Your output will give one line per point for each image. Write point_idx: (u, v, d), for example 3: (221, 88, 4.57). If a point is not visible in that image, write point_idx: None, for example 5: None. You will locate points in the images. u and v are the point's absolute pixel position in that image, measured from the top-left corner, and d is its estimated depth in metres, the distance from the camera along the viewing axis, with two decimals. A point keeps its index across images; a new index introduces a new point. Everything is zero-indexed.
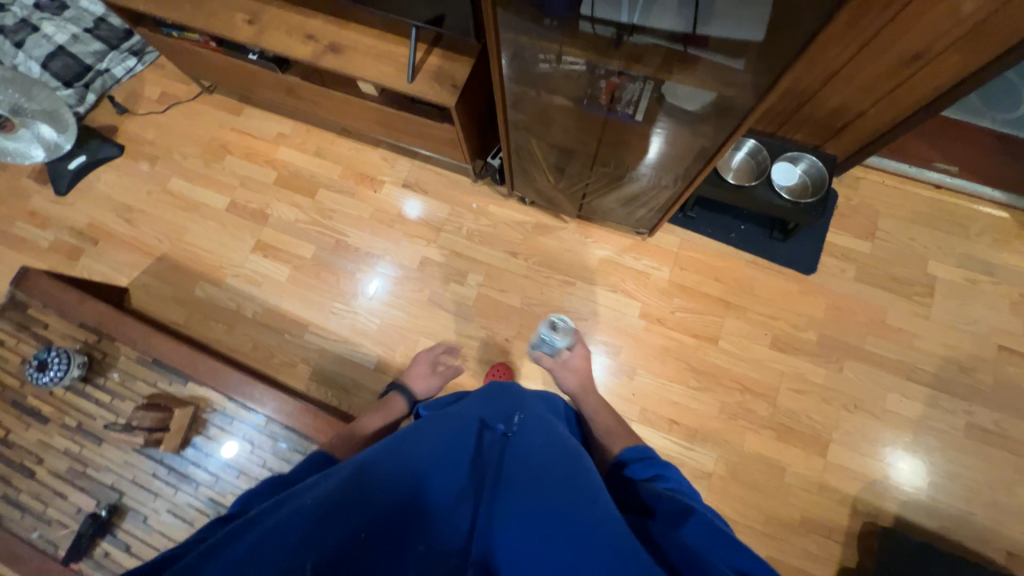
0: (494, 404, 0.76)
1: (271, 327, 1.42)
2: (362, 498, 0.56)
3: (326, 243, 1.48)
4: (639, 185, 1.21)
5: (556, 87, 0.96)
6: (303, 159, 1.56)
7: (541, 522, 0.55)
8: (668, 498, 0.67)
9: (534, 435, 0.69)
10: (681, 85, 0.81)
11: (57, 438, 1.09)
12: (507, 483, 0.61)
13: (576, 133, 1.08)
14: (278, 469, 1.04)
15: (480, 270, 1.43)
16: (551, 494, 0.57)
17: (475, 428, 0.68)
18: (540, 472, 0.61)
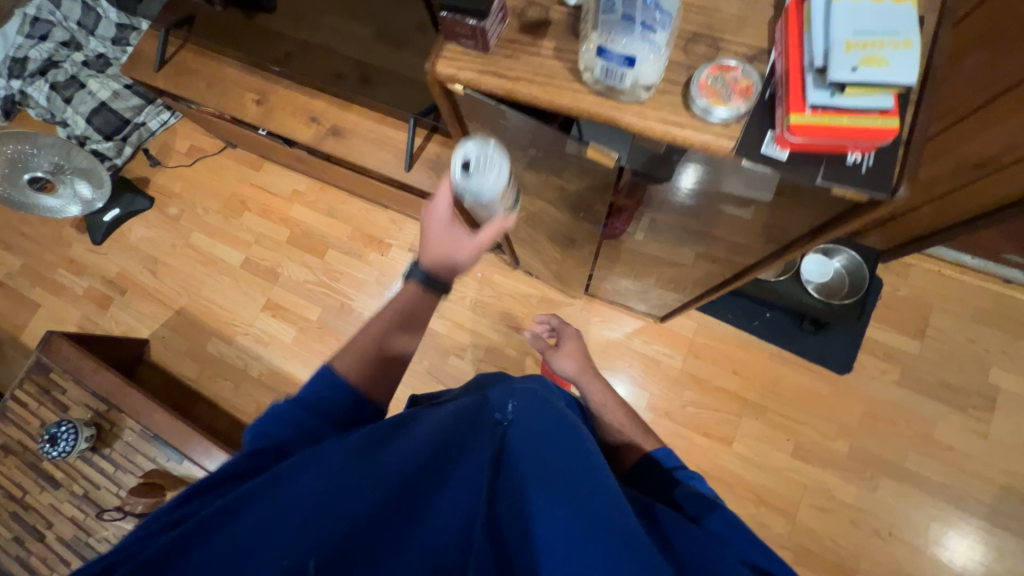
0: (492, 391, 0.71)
1: (275, 389, 1.44)
2: (372, 469, 0.48)
3: (332, 306, 1.49)
4: (650, 277, 1.12)
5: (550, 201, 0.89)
6: (315, 219, 1.58)
7: (553, 514, 0.49)
8: (688, 497, 0.70)
9: (537, 419, 0.63)
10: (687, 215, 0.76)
11: (65, 503, 1.14)
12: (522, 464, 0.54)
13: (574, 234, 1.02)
14: None
15: (482, 343, 1.39)
16: (562, 486, 0.52)
17: (473, 411, 0.62)
18: (552, 459, 0.56)
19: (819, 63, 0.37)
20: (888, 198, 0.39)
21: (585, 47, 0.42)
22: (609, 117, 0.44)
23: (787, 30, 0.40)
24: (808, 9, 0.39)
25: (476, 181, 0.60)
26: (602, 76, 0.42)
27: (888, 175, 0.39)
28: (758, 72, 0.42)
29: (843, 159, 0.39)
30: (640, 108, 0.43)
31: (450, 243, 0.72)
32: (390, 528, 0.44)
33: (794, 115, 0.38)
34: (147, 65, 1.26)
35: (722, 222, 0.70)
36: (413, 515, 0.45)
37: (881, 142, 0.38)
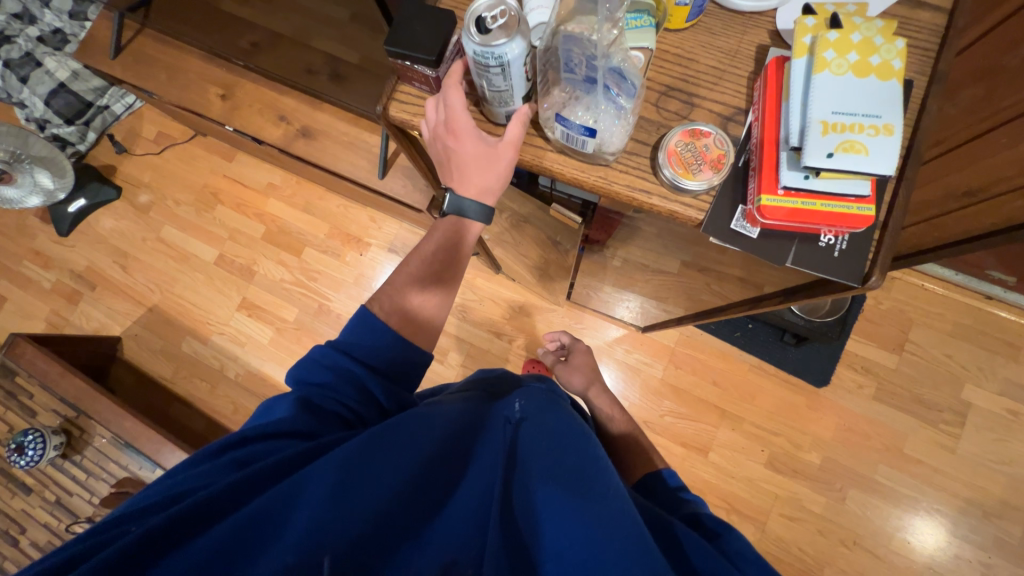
0: (505, 388, 0.67)
1: (253, 391, 1.43)
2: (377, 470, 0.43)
3: (310, 307, 1.47)
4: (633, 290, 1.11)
5: (528, 224, 0.87)
6: (292, 215, 1.53)
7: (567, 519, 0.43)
8: (703, 513, 0.60)
9: (550, 416, 0.57)
10: (662, 243, 0.75)
11: (38, 510, 1.13)
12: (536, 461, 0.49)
13: (553, 251, 1.00)
14: None
15: (463, 348, 1.38)
16: (576, 482, 0.47)
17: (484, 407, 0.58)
18: (567, 459, 0.50)
19: (793, 142, 0.38)
20: (861, 283, 0.41)
21: (545, 104, 0.43)
22: (574, 177, 0.44)
23: (764, 92, 0.41)
24: (787, 80, 0.40)
25: (493, 54, 0.37)
26: (564, 139, 0.42)
27: (859, 262, 0.41)
28: (733, 136, 0.43)
29: (817, 239, 0.42)
30: (606, 170, 0.43)
31: (484, 163, 0.46)
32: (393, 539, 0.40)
33: (766, 195, 0.39)
34: (102, 51, 1.17)
35: (704, 258, 0.70)
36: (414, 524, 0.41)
37: (854, 228, 0.40)
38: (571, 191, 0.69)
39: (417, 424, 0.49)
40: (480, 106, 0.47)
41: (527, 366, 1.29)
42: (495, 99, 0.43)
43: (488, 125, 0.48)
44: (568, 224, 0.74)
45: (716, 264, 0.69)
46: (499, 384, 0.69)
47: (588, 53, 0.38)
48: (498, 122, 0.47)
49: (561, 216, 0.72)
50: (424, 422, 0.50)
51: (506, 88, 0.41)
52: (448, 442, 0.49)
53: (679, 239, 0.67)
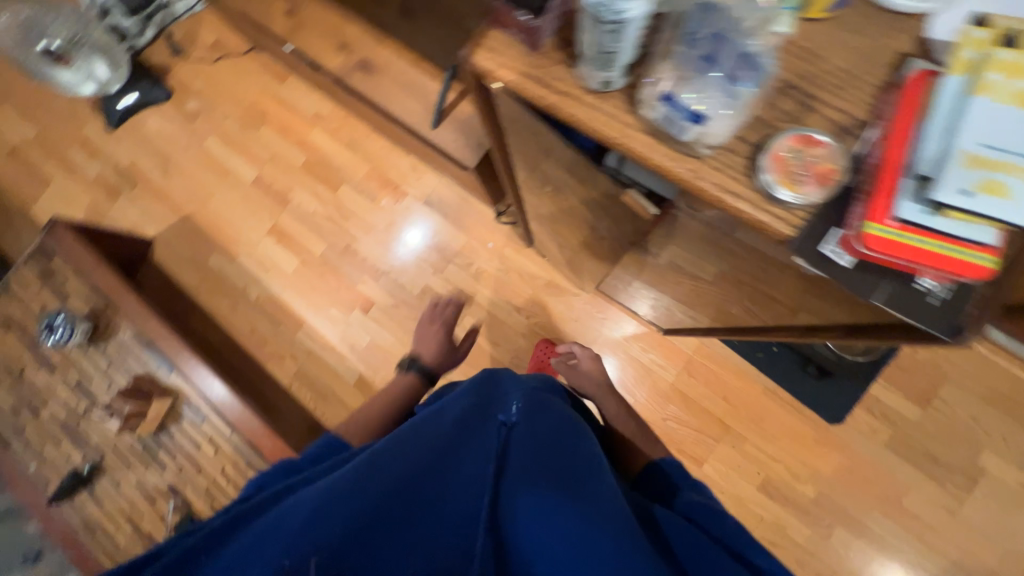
0: (501, 387, 0.70)
1: (270, 316, 1.46)
2: (373, 477, 0.48)
3: (337, 245, 1.47)
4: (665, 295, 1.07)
5: (574, 203, 0.83)
6: (333, 149, 1.51)
7: (553, 519, 0.48)
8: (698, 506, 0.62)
9: (542, 423, 0.62)
10: (709, 257, 0.71)
11: (60, 387, 1.20)
12: (525, 464, 0.53)
13: (593, 233, 0.97)
14: (233, 473, 1.11)
15: (480, 315, 1.38)
16: (558, 488, 0.51)
17: (479, 411, 0.61)
18: (555, 465, 0.55)
19: (922, 170, 0.35)
20: (956, 339, 0.37)
21: (652, 79, 0.39)
22: (660, 166, 0.40)
23: (898, 109, 0.38)
24: (928, 100, 0.37)
25: (612, 7, 0.35)
26: (664, 122, 0.39)
27: (961, 315, 0.37)
28: (846, 150, 0.39)
29: (915, 281, 0.38)
30: (697, 163, 0.40)
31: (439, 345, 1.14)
32: (389, 532, 0.43)
33: (872, 223, 0.36)
34: None
35: (756, 280, 0.66)
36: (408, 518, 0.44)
37: (958, 277, 0.36)
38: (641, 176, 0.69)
39: (396, 447, 0.53)
40: (574, 66, 0.42)
41: (539, 348, 1.30)
42: (597, 58, 0.39)
43: (577, 86, 0.42)
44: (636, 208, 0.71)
45: (767, 286, 0.65)
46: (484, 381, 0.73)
47: (729, 26, 0.38)
48: (588, 87, 0.42)
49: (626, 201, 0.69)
50: (406, 442, 0.53)
51: (617, 51, 0.38)
52: (442, 446, 0.53)
53: (737, 255, 0.62)
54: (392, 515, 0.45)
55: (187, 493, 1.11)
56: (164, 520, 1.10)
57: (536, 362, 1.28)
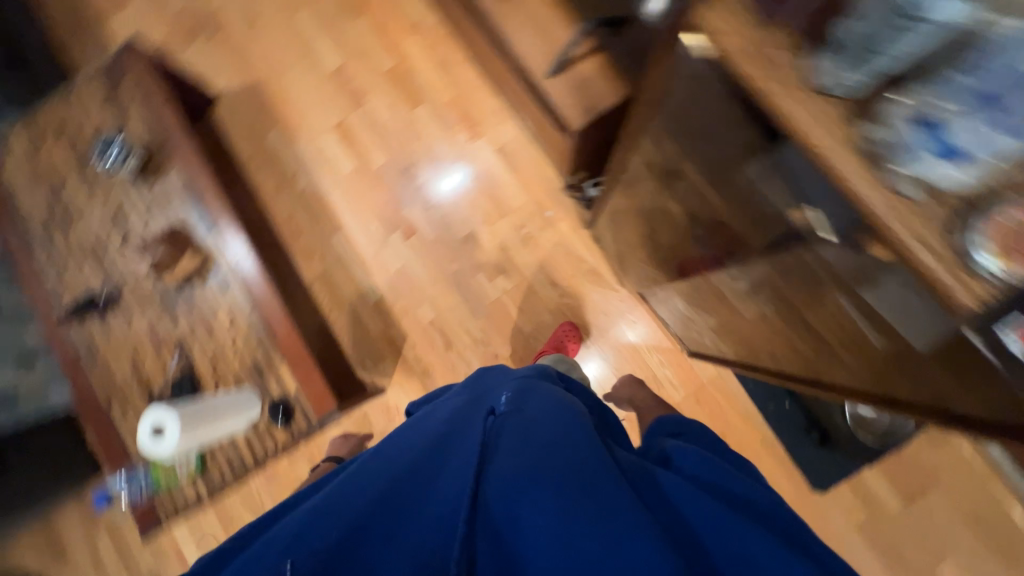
0: (492, 387, 0.79)
1: (311, 211, 1.43)
2: (358, 493, 0.57)
3: (397, 163, 1.43)
4: (700, 318, 1.06)
5: (665, 195, 0.80)
6: (423, 64, 1.45)
7: (531, 498, 0.53)
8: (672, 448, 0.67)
9: (531, 410, 0.69)
10: (775, 300, 0.70)
11: (95, 211, 1.19)
12: (507, 448, 0.60)
13: (659, 236, 0.95)
14: (241, 348, 1.11)
15: (514, 278, 1.37)
16: (538, 466, 0.57)
17: (466, 415, 0.70)
18: (538, 443, 0.61)
19: None
20: None
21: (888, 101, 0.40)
22: (859, 198, 0.40)
23: None
24: None
25: None
26: (887, 148, 0.39)
27: None
28: None
29: None
30: (900, 203, 0.38)
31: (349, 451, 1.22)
32: (372, 535, 0.53)
33: None
34: None
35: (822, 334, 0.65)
36: (389, 524, 0.54)
37: None
38: (793, 179, 0.51)
39: (388, 459, 0.64)
40: (804, 63, 0.42)
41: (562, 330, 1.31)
42: (828, 65, 0.41)
43: (796, 85, 0.42)
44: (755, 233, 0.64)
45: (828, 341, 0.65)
46: (477, 385, 0.83)
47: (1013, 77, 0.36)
48: (811, 87, 0.42)
49: (743, 226, 0.65)
50: (396, 455, 0.65)
51: (851, 65, 0.40)
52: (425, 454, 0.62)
53: (817, 305, 0.61)
54: (381, 512, 0.55)
55: (193, 353, 1.12)
56: (164, 371, 1.13)
57: (554, 342, 1.30)
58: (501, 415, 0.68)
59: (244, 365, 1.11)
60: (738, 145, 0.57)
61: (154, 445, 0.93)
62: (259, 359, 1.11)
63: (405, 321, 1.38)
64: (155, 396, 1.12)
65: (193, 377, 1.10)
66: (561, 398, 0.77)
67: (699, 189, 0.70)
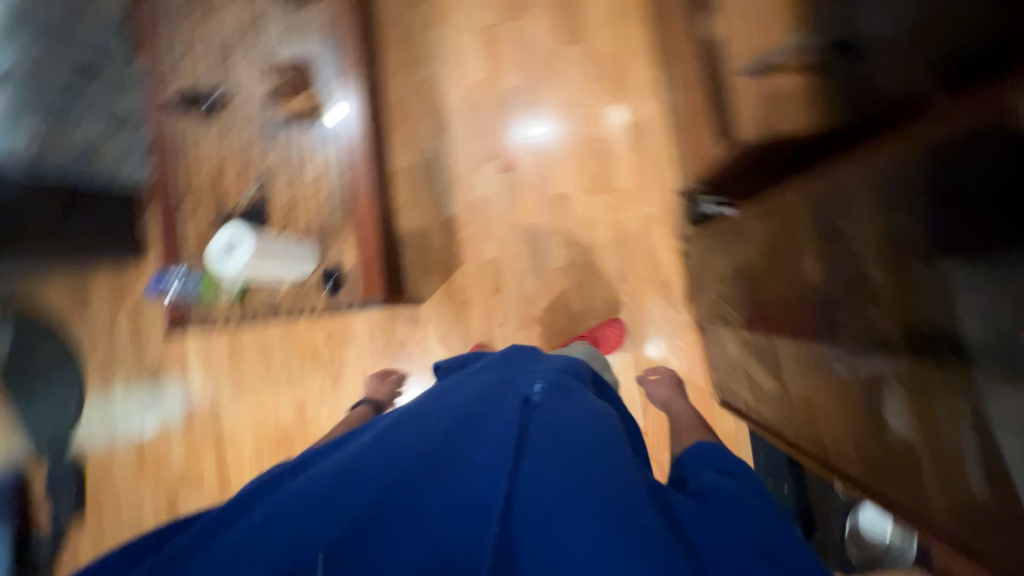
0: (522, 373, 0.82)
1: (425, 104, 1.39)
2: (391, 458, 0.61)
3: (526, 93, 1.37)
4: (754, 374, 1.04)
5: (798, 240, 0.77)
6: (596, 5, 1.35)
7: (557, 496, 0.57)
8: (717, 483, 0.68)
9: (561, 407, 0.72)
10: (870, 386, 0.67)
11: (234, 13, 1.16)
12: (539, 441, 0.64)
13: (763, 279, 0.92)
14: (319, 205, 1.12)
15: (587, 256, 1.33)
16: (568, 464, 0.59)
17: (498, 396, 0.73)
18: (568, 442, 0.63)
19: None
20: None
21: None
22: None
23: None
24: None
25: None
26: None
27: None
28: None
29: None
30: None
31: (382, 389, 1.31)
32: (405, 499, 0.57)
33: None
34: None
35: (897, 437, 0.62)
36: (422, 491, 0.58)
37: None
38: (957, 265, 0.47)
39: (422, 425, 0.67)
40: None
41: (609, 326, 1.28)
42: None
43: None
44: (901, 307, 0.57)
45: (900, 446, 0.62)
46: (510, 364, 0.86)
47: None
48: None
49: (874, 291, 0.61)
50: (430, 424, 0.67)
51: None
52: (458, 429, 0.66)
53: (917, 399, 0.58)
54: (417, 485, 0.59)
55: (273, 189, 1.13)
56: (241, 194, 1.14)
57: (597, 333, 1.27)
58: (534, 405, 0.71)
59: (316, 223, 1.11)
60: (897, 207, 0.53)
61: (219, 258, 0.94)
62: (331, 223, 1.11)
63: (467, 248, 1.37)
64: (225, 213, 1.14)
65: (265, 211, 1.12)
66: (587, 398, 0.79)
67: (852, 232, 0.62)
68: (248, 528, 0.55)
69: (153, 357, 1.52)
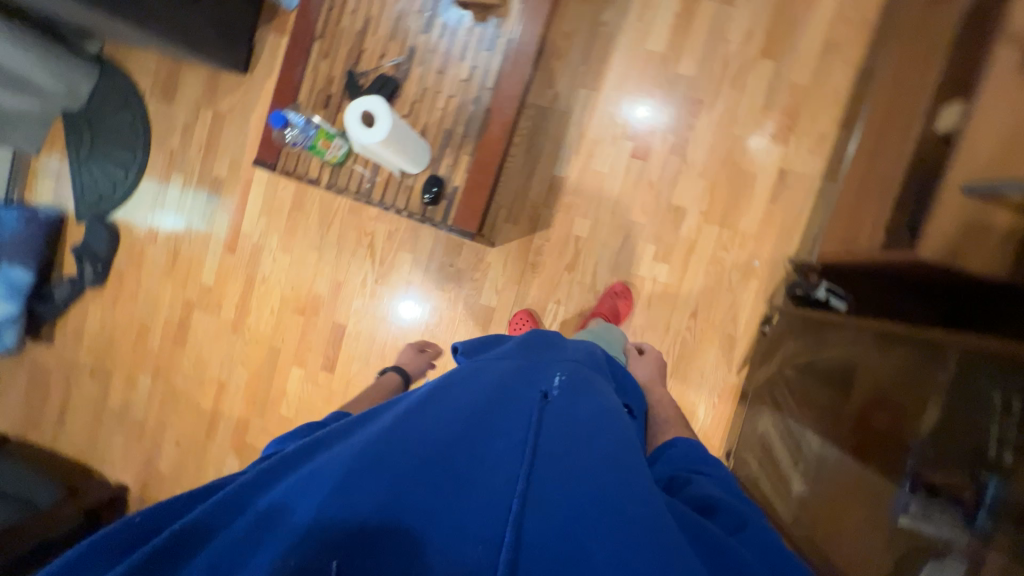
0: (539, 359, 0.74)
1: (588, 50, 1.27)
2: (394, 449, 0.54)
3: (696, 86, 1.24)
4: (780, 460, 1.03)
5: (926, 380, 0.75)
6: (815, 27, 1.19)
7: (575, 513, 0.50)
8: (720, 497, 0.62)
9: (580, 407, 0.65)
10: (917, 544, 0.69)
11: None
12: (555, 446, 0.57)
13: (851, 389, 0.89)
14: (450, 109, 1.04)
15: (671, 278, 1.26)
16: (588, 479, 0.53)
17: (515, 388, 0.65)
18: (587, 450, 0.57)
19: None
20: None
21: None
22: None
23: None
24: None
25: None
26: None
27: None
28: None
29: None
30: None
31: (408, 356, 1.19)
32: (411, 505, 0.50)
33: None
34: None
35: None
36: (429, 498, 0.51)
37: None
38: None
39: (430, 415, 0.59)
40: None
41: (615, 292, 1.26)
42: None
43: None
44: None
45: None
46: (525, 349, 0.77)
47: None
48: None
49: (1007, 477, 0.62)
50: (443, 408, 0.60)
51: None
52: (469, 423, 0.58)
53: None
54: (429, 477, 0.52)
55: (413, 69, 1.04)
56: (380, 61, 1.06)
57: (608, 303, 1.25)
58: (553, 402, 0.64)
59: (439, 125, 1.04)
60: None
61: (370, 132, 0.85)
62: (454, 132, 1.04)
63: (560, 214, 1.30)
64: (356, 72, 1.06)
65: (396, 87, 1.04)
66: (603, 396, 0.71)
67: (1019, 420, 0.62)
68: (247, 521, 0.49)
69: (218, 174, 1.49)
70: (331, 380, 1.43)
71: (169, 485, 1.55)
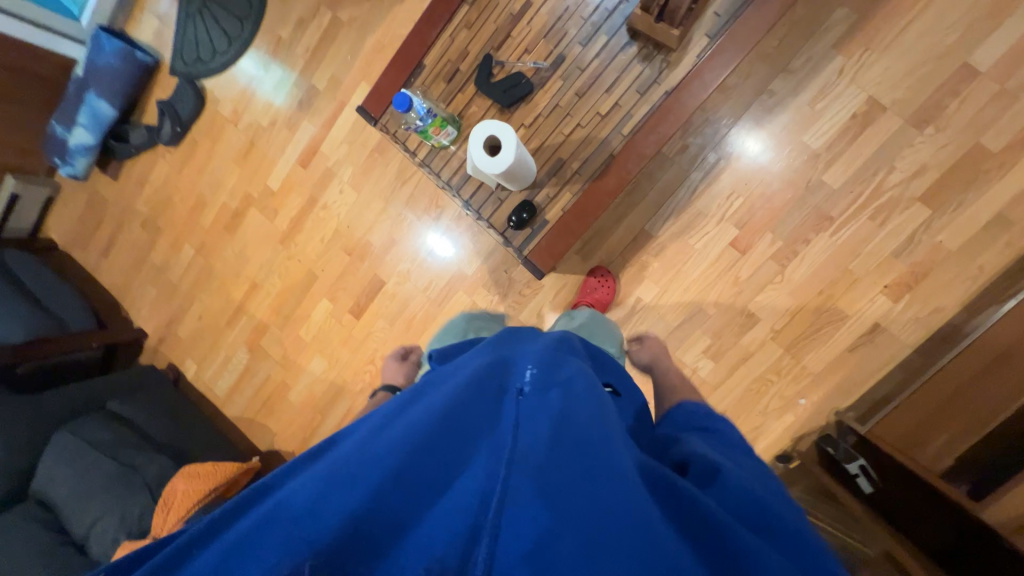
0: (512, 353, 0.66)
1: (738, 114, 1.14)
2: (358, 459, 0.47)
3: (833, 201, 1.11)
4: None
5: None
6: (994, 195, 1.04)
7: (556, 504, 0.43)
8: (697, 450, 0.55)
9: (560, 391, 0.56)
10: None
11: None
12: (531, 437, 0.49)
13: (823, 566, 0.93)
14: (571, 138, 0.95)
15: (710, 377, 1.21)
16: (569, 470, 0.46)
17: (488, 382, 0.57)
18: (565, 438, 0.49)
19: None
20: None
21: None
22: None
23: None
24: None
25: None
26: None
27: None
28: None
29: None
30: None
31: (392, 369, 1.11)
32: (379, 515, 0.44)
33: None
34: None
35: None
36: (398, 512, 0.45)
37: None
38: None
39: (398, 420, 0.52)
40: None
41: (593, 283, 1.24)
42: None
43: None
44: None
45: None
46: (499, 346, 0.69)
47: None
48: None
49: None
50: (417, 410, 0.53)
51: None
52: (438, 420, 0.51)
53: None
54: (405, 476, 0.46)
55: (552, 81, 0.95)
56: (522, 56, 0.96)
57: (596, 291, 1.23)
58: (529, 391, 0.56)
59: (554, 149, 0.96)
60: None
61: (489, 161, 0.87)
62: (566, 162, 0.96)
63: (631, 267, 1.23)
64: (494, 58, 0.97)
65: (529, 92, 0.95)
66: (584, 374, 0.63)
67: None
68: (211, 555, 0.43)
69: (315, 82, 1.42)
70: (354, 324, 1.46)
71: (181, 349, 1.65)
